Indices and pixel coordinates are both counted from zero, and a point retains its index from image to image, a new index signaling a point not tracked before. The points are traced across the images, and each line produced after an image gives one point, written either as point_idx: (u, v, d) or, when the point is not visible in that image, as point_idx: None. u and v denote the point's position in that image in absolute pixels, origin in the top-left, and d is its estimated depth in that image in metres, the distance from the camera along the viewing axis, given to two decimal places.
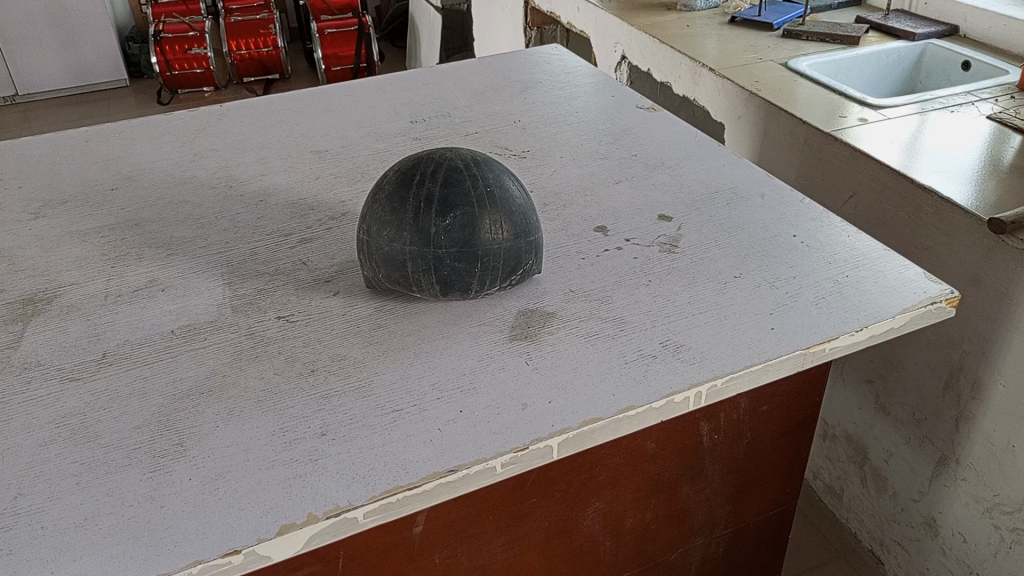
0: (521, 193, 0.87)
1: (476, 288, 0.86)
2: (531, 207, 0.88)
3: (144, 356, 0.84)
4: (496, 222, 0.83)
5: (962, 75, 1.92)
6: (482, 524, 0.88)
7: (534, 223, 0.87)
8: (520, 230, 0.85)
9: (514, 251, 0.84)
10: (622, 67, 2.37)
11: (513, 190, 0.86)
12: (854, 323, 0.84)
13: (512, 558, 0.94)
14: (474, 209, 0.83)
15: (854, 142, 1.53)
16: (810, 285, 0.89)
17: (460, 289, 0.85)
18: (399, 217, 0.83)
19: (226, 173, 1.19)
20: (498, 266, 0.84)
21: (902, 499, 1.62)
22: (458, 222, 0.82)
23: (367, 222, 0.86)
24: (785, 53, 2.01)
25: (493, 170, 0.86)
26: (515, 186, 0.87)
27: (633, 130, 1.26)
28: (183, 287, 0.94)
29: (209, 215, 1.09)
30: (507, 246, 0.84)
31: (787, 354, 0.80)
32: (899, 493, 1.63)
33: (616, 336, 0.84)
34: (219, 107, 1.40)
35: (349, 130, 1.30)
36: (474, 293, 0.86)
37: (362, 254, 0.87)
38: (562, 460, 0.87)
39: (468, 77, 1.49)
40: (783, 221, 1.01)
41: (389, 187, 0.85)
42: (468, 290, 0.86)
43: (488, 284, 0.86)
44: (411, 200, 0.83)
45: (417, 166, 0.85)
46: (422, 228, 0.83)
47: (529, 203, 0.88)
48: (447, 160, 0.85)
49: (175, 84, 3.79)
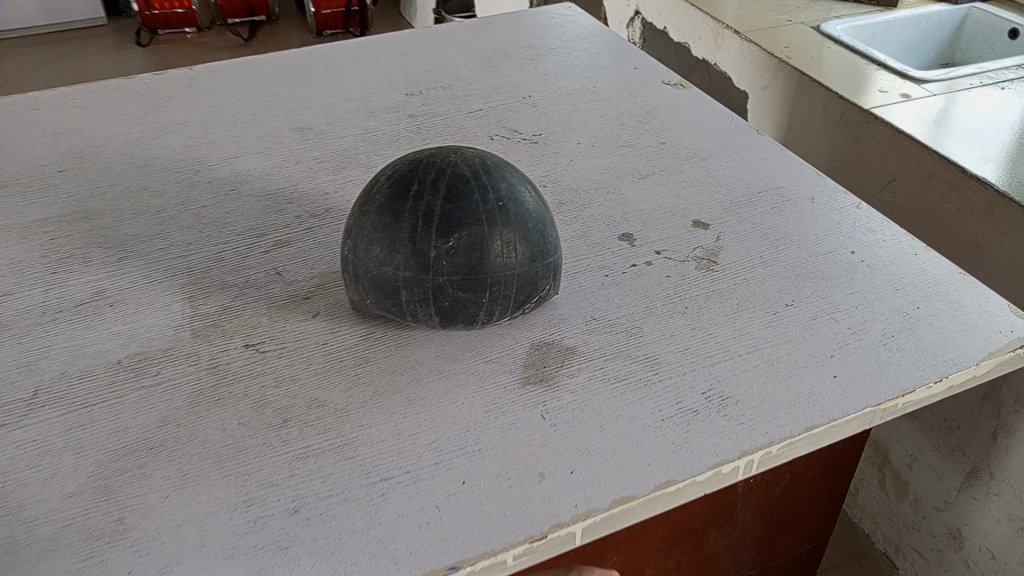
0: (537, 207, 0.72)
1: (484, 321, 0.72)
2: (548, 219, 0.74)
3: (83, 396, 0.70)
4: (508, 242, 0.69)
5: (1008, 44, 1.75)
6: None
7: (552, 242, 0.73)
8: (537, 251, 0.71)
9: (529, 276, 0.71)
10: (634, 24, 2.20)
11: (529, 203, 0.71)
12: (933, 373, 0.70)
13: None
14: (483, 231, 0.68)
15: (897, 123, 1.38)
16: (876, 318, 0.76)
17: (465, 322, 0.72)
18: (392, 236, 0.69)
19: (192, 153, 1.03)
20: (510, 296, 0.71)
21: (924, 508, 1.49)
22: (464, 244, 0.68)
23: (352, 239, 0.72)
24: (816, 15, 1.84)
25: (506, 178, 0.71)
26: (532, 198, 0.72)
27: (658, 111, 1.10)
28: (135, 303, 0.80)
29: (171, 207, 0.94)
30: (521, 272, 0.70)
31: (856, 413, 0.67)
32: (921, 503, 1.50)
33: (648, 383, 0.70)
34: (188, 70, 1.23)
35: (335, 102, 1.14)
36: (481, 326, 0.73)
37: (347, 275, 0.73)
38: None
39: (470, 41, 1.32)
40: (837, 232, 0.87)
41: (378, 199, 0.70)
42: (473, 323, 0.72)
43: (498, 316, 0.72)
44: (407, 216, 0.68)
45: (413, 174, 0.69)
46: (421, 252, 0.68)
47: (547, 217, 0.73)
48: (450, 166, 0.70)
49: (154, 24, 3.55)
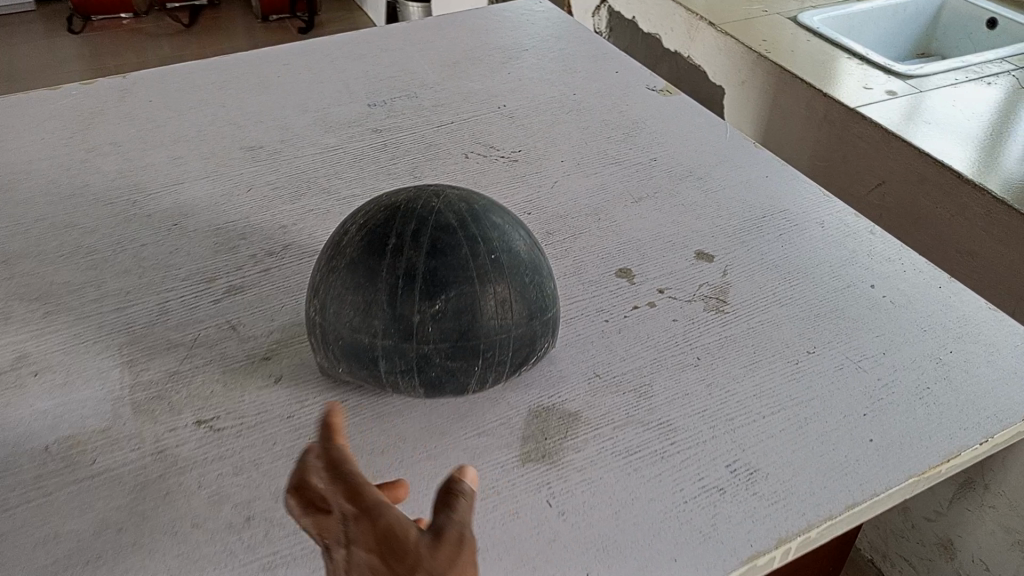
0: (533, 255, 0.63)
1: (476, 389, 0.63)
2: (544, 267, 0.65)
3: (4, 495, 0.59)
4: (503, 301, 0.60)
5: (986, 35, 1.70)
6: None
7: (550, 294, 0.64)
8: (534, 308, 0.62)
9: (527, 338, 0.62)
10: (600, 12, 2.10)
11: (524, 251, 0.62)
12: (977, 432, 0.63)
13: None
14: (474, 291, 0.59)
15: (886, 123, 1.31)
16: (907, 367, 0.69)
17: (454, 390, 0.63)
18: (368, 299, 0.59)
19: (127, 179, 0.91)
20: (506, 362, 0.62)
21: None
22: (452, 307, 0.58)
23: (319, 300, 0.62)
24: (791, 5, 1.76)
25: (497, 224, 0.62)
26: (526, 246, 0.63)
27: (645, 122, 1.01)
28: (65, 371, 0.69)
29: (103, 247, 0.82)
30: (518, 335, 0.61)
31: (900, 486, 0.60)
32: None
33: (665, 456, 0.62)
34: (121, 80, 1.10)
35: (289, 115, 1.03)
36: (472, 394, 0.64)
37: (316, 339, 0.63)
38: None
39: (435, 41, 1.22)
40: (853, 263, 0.80)
41: (349, 254, 0.60)
42: (464, 392, 0.63)
43: (492, 382, 0.63)
44: (384, 275, 0.59)
45: (389, 224, 0.60)
46: (402, 317, 0.58)
47: (544, 265, 0.64)
48: (432, 214, 0.60)
49: (86, 10, 3.33)
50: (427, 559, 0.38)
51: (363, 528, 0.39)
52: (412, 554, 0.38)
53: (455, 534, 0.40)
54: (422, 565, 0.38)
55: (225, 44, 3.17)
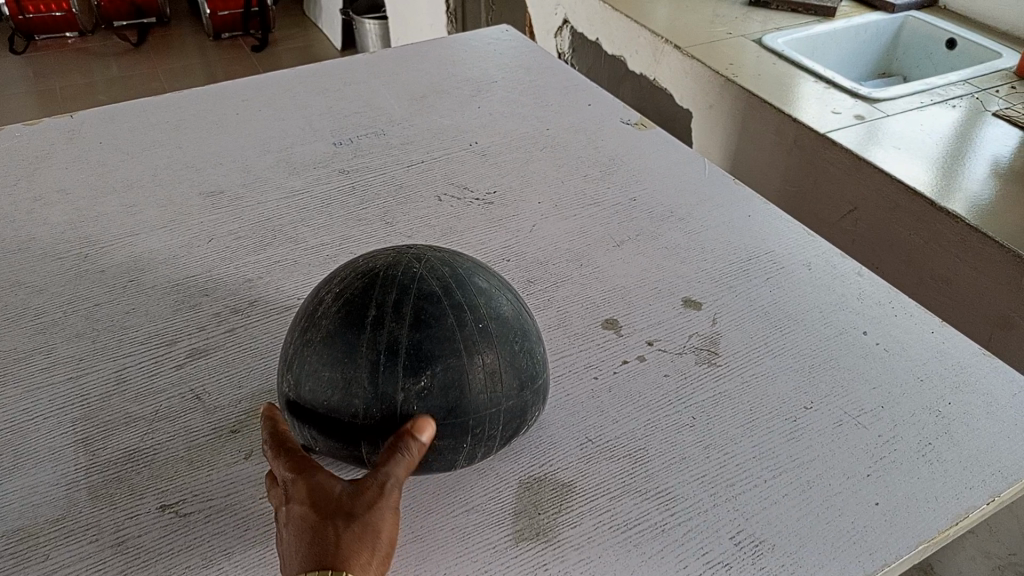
0: (521, 321, 0.60)
1: (463, 465, 0.59)
2: (534, 333, 0.62)
3: None
4: (493, 373, 0.56)
5: (946, 55, 1.72)
6: None
7: (540, 360, 0.60)
8: (525, 378, 0.58)
9: (517, 410, 0.58)
10: (563, 33, 2.08)
11: (512, 317, 0.59)
12: (983, 490, 0.61)
13: None
14: (461, 364, 0.55)
15: (857, 149, 1.31)
16: (907, 421, 0.67)
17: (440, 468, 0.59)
18: (347, 376, 0.55)
19: (78, 231, 0.85)
20: (495, 436, 0.58)
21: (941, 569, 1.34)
22: (438, 382, 0.54)
23: (293, 376, 0.57)
24: (754, 26, 1.76)
25: (482, 290, 0.58)
26: (514, 311, 0.59)
27: (622, 158, 0.99)
28: (13, 453, 0.63)
29: (53, 309, 0.76)
30: (508, 407, 0.57)
31: (910, 553, 0.57)
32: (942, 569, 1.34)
33: (666, 529, 0.59)
34: (69, 120, 1.04)
35: (250, 156, 0.98)
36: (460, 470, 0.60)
37: (290, 417, 0.59)
38: None
39: (400, 73, 1.18)
40: (843, 308, 0.78)
41: (325, 327, 0.56)
42: (452, 468, 0.59)
43: (481, 456, 0.59)
44: (364, 350, 0.54)
45: (368, 294, 0.56)
46: (384, 396, 0.54)
47: (533, 329, 0.61)
48: (414, 282, 0.56)
49: (27, 29, 3.19)
50: (347, 502, 0.50)
51: (299, 486, 0.51)
52: (334, 501, 0.50)
53: (374, 483, 0.51)
54: (343, 507, 0.50)
55: (177, 64, 3.07)
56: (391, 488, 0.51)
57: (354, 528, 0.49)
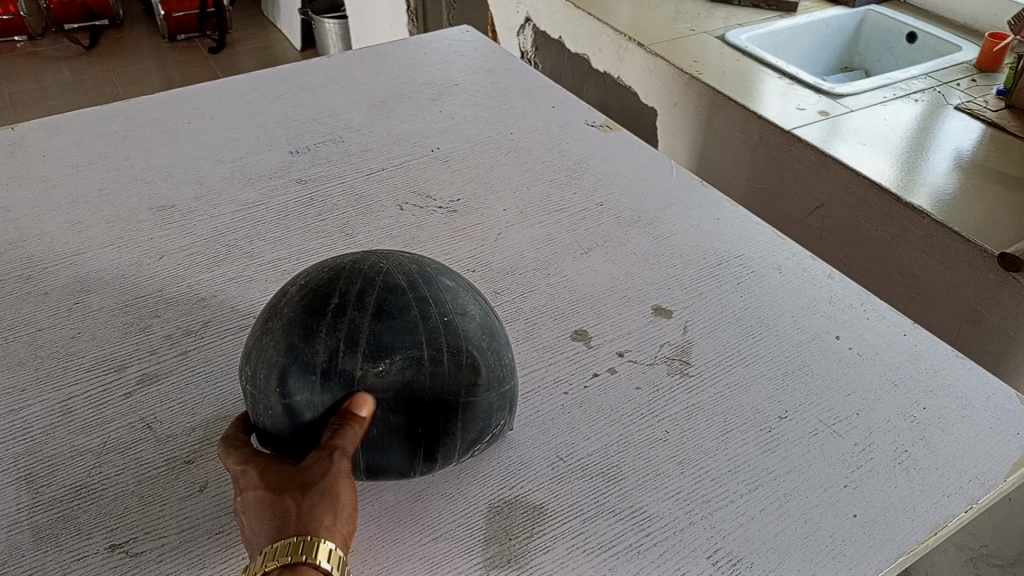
0: (489, 322, 0.58)
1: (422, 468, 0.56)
2: (504, 337, 0.60)
3: None
4: (456, 370, 0.54)
5: (907, 48, 1.73)
6: None
7: (509, 366, 0.58)
8: (490, 380, 0.56)
9: (480, 410, 0.56)
10: (525, 32, 2.06)
11: (478, 317, 0.57)
12: (961, 498, 0.60)
13: None
14: (422, 351, 0.53)
15: (821, 145, 1.30)
16: (883, 428, 0.65)
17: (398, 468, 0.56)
18: (302, 361, 0.52)
19: (20, 251, 0.81)
20: (457, 435, 0.55)
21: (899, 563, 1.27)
22: (398, 374, 0.52)
23: (248, 366, 0.55)
24: (717, 23, 1.75)
25: (448, 287, 0.56)
26: (481, 312, 0.57)
27: (587, 162, 0.97)
28: None
29: None
30: (471, 405, 0.55)
31: (890, 566, 0.56)
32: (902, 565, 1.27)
33: (642, 551, 0.57)
34: (11, 133, 0.99)
35: (203, 167, 0.94)
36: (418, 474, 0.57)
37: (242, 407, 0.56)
38: None
39: (359, 76, 1.14)
40: (815, 312, 0.76)
41: (284, 315, 0.54)
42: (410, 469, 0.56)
43: (441, 460, 0.57)
44: (322, 335, 0.52)
45: (331, 283, 0.54)
46: (340, 383, 0.52)
47: (501, 333, 0.59)
48: (378, 274, 0.55)
49: None
50: (299, 479, 0.49)
51: (250, 473, 0.50)
52: (287, 480, 0.49)
53: (324, 457, 0.50)
54: (296, 483, 0.49)
55: (131, 67, 2.99)
56: (341, 457, 0.50)
57: (314, 496, 0.48)
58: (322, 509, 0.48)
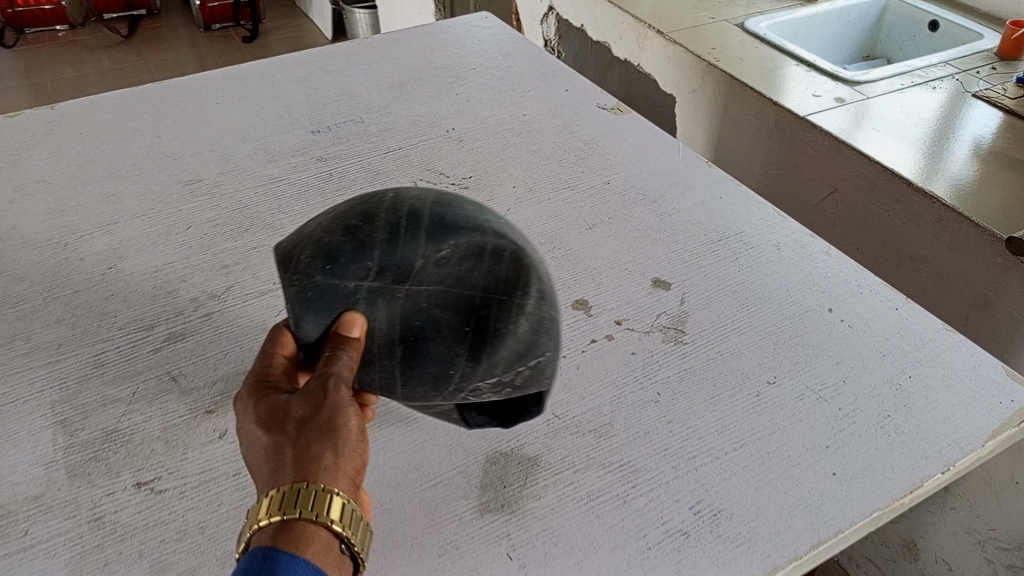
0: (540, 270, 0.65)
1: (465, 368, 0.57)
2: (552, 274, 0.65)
3: None
4: (514, 263, 0.59)
5: (929, 37, 1.73)
6: None
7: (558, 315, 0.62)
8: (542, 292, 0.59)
9: (528, 313, 0.58)
10: (549, 20, 2.09)
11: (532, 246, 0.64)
12: (938, 459, 0.63)
13: None
14: (481, 239, 0.60)
15: (835, 131, 1.32)
16: (867, 394, 0.68)
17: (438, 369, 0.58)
18: (360, 240, 0.60)
19: (59, 220, 0.87)
20: (506, 334, 0.57)
21: (921, 541, 1.42)
22: (457, 253, 0.59)
23: (300, 251, 0.61)
24: (738, 11, 1.77)
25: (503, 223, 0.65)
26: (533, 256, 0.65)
27: (598, 142, 1.00)
28: None
29: (34, 296, 0.78)
30: (521, 305, 0.58)
31: (864, 520, 0.59)
32: (923, 543, 1.42)
33: (628, 500, 0.60)
34: (51, 111, 1.05)
35: (230, 145, 0.99)
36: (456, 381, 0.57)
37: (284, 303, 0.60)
38: None
39: (380, 61, 1.19)
40: (810, 286, 0.79)
41: (348, 212, 0.62)
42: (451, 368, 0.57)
43: (484, 367, 0.57)
44: (382, 221, 0.61)
45: (396, 195, 0.64)
46: (401, 255, 0.59)
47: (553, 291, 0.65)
48: (442, 196, 0.64)
49: (20, 23, 3.21)
50: (294, 414, 0.51)
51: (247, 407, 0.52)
52: (282, 415, 0.51)
53: (318, 388, 0.52)
54: (291, 419, 0.50)
55: (167, 56, 3.08)
56: (336, 386, 0.52)
57: (312, 434, 0.49)
58: (321, 448, 0.49)
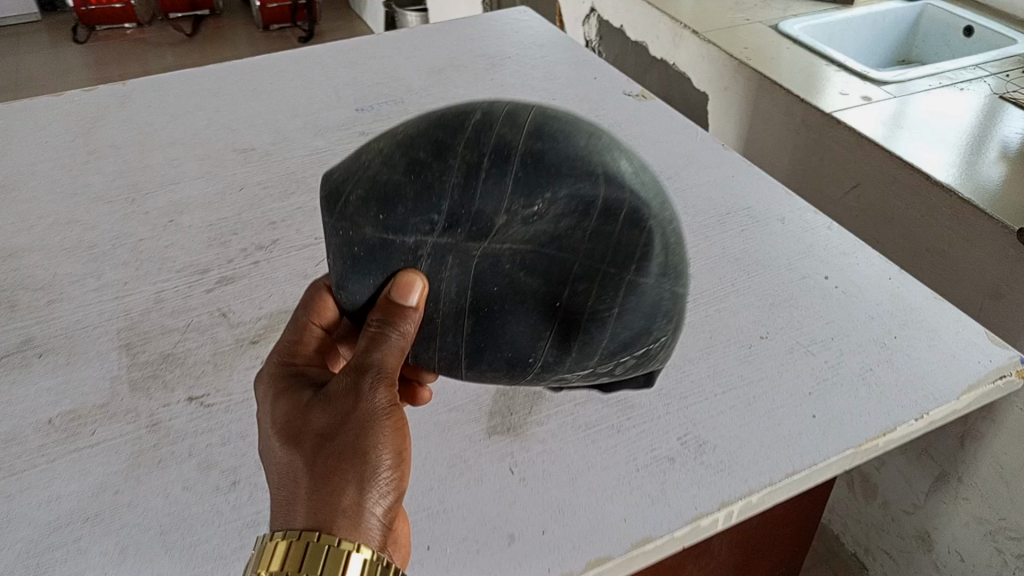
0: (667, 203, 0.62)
1: (550, 361, 0.61)
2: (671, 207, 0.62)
3: (11, 462, 0.65)
4: (627, 233, 0.57)
5: (964, 42, 1.75)
6: None
7: (682, 272, 0.63)
8: (660, 272, 0.60)
9: (637, 294, 0.59)
10: (591, 21, 2.16)
11: (648, 186, 0.60)
12: (913, 408, 0.68)
13: None
14: (592, 192, 0.56)
15: (859, 128, 1.37)
16: (853, 350, 0.73)
17: (521, 354, 0.61)
18: (431, 185, 0.56)
19: (127, 179, 0.96)
20: (606, 323, 0.60)
21: (935, 532, 1.42)
22: (553, 208, 0.56)
23: (362, 186, 0.59)
24: (774, 14, 1.81)
25: (625, 152, 0.61)
26: (661, 195, 0.61)
27: (621, 125, 1.07)
28: (67, 353, 0.74)
29: (103, 241, 0.87)
30: (631, 288, 0.59)
31: (836, 456, 0.64)
32: (938, 535, 1.42)
33: (621, 430, 0.67)
34: (123, 86, 1.16)
35: (281, 119, 1.08)
36: (538, 367, 0.62)
37: (331, 256, 0.61)
38: None
39: (423, 49, 1.27)
40: (810, 255, 0.84)
41: (417, 142, 0.58)
42: (534, 356, 0.61)
43: (574, 360, 0.61)
44: (461, 157, 0.56)
45: (490, 118, 0.58)
46: (478, 209, 0.56)
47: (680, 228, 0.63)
48: (544, 121, 0.59)
49: (92, 20, 3.38)
50: (319, 435, 0.52)
51: (280, 413, 0.55)
52: (306, 433, 0.52)
53: (347, 405, 0.53)
54: (315, 440, 0.52)
55: (228, 54, 3.22)
56: (367, 400, 0.53)
57: (334, 464, 0.51)
58: (341, 481, 0.50)
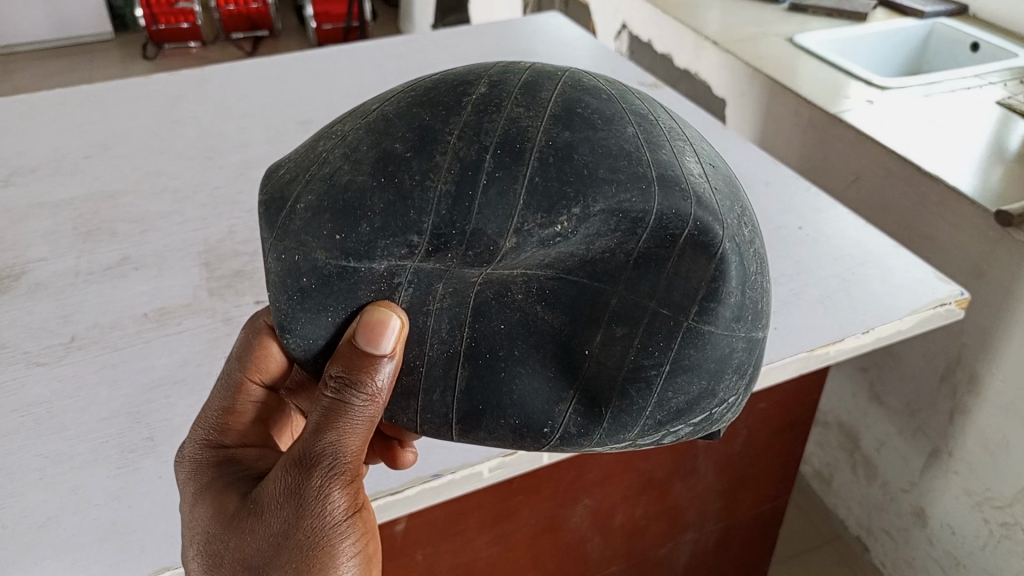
0: (745, 211, 0.57)
1: (573, 431, 0.57)
2: (754, 224, 0.58)
3: (115, 341, 0.80)
4: (691, 269, 0.52)
5: (970, 57, 1.80)
6: (531, 549, 0.96)
7: (762, 311, 0.56)
8: (735, 315, 0.54)
9: (690, 344, 0.53)
10: (623, 36, 2.31)
11: (727, 203, 0.55)
12: (861, 325, 0.80)
13: (564, 568, 1.01)
14: (642, 207, 0.52)
15: (857, 124, 1.43)
16: (816, 283, 0.86)
17: (534, 419, 0.58)
18: (406, 194, 0.53)
19: (206, 142, 1.13)
20: (654, 385, 0.54)
21: (929, 508, 1.44)
22: (577, 226, 0.53)
23: (315, 187, 0.55)
24: (791, 27, 1.92)
25: (690, 144, 0.58)
26: (734, 196, 0.57)
27: None
28: (158, 268, 0.90)
29: (186, 187, 1.03)
30: (694, 334, 0.53)
31: (791, 357, 0.77)
32: (931, 511, 1.43)
33: None
34: (201, 70, 1.33)
35: (336, 99, 1.25)
36: (557, 439, 0.58)
37: (270, 290, 0.57)
38: (599, 482, 0.92)
39: (461, 46, 1.43)
40: (788, 212, 0.97)
41: (397, 125, 0.55)
42: (550, 425, 0.58)
43: (605, 430, 0.57)
44: (455, 154, 0.53)
45: (499, 102, 0.55)
46: (476, 228, 0.53)
47: (761, 247, 0.57)
48: (570, 106, 0.55)
49: (160, 38, 3.59)
50: (260, 550, 0.55)
51: (224, 517, 0.58)
52: (247, 549, 0.56)
53: (287, 521, 0.55)
54: (257, 557, 0.55)
55: None
56: (312, 513, 0.55)
57: None
58: None
